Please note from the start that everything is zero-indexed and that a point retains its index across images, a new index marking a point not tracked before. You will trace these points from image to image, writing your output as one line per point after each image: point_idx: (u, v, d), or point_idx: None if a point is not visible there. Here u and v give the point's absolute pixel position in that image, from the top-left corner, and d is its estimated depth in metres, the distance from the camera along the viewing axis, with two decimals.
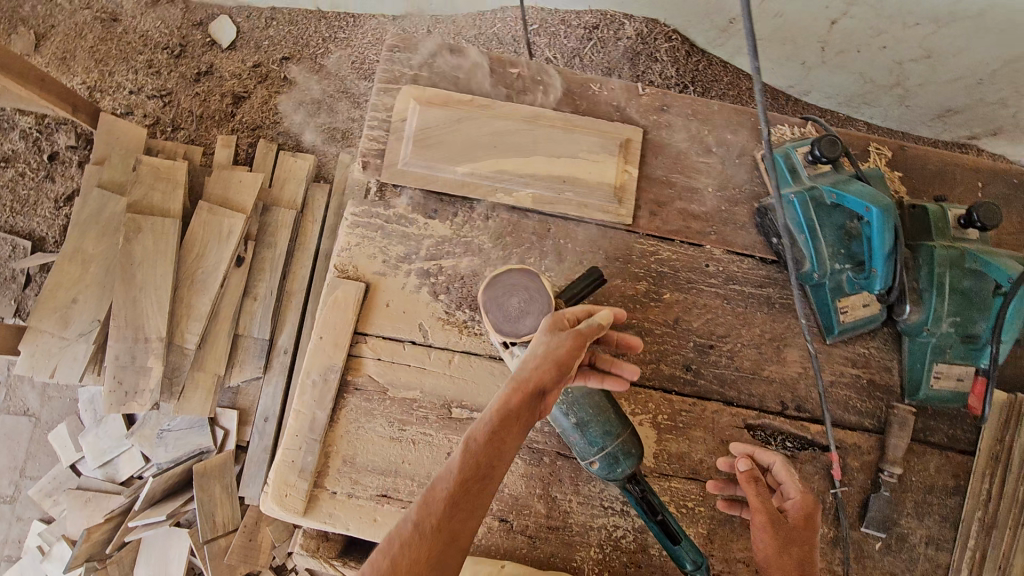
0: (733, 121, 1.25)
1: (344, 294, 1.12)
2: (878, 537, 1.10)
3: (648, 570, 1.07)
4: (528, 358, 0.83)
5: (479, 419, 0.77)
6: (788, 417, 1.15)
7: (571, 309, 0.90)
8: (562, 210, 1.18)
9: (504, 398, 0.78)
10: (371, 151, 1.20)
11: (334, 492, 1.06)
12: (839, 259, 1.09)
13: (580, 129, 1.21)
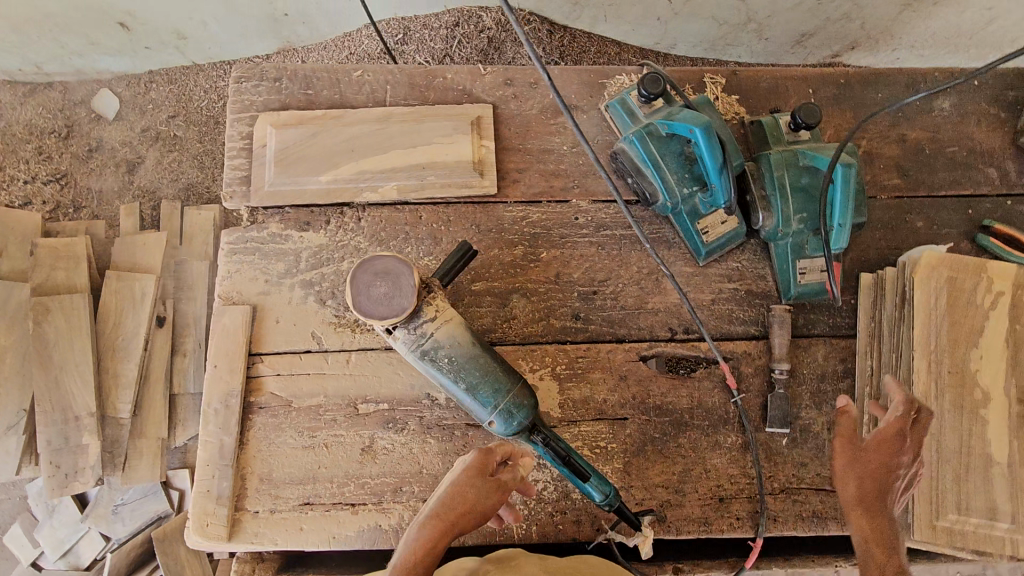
0: (575, 80, 1.32)
1: (232, 319, 1.14)
2: (783, 433, 1.16)
3: (573, 514, 1.10)
4: (457, 501, 0.90)
5: (403, 556, 0.85)
6: (678, 341, 1.20)
7: (503, 449, 0.97)
8: (428, 195, 1.23)
9: (431, 541, 0.86)
10: (235, 180, 1.23)
11: (256, 512, 1.08)
12: (686, 184, 1.16)
13: (431, 117, 1.26)
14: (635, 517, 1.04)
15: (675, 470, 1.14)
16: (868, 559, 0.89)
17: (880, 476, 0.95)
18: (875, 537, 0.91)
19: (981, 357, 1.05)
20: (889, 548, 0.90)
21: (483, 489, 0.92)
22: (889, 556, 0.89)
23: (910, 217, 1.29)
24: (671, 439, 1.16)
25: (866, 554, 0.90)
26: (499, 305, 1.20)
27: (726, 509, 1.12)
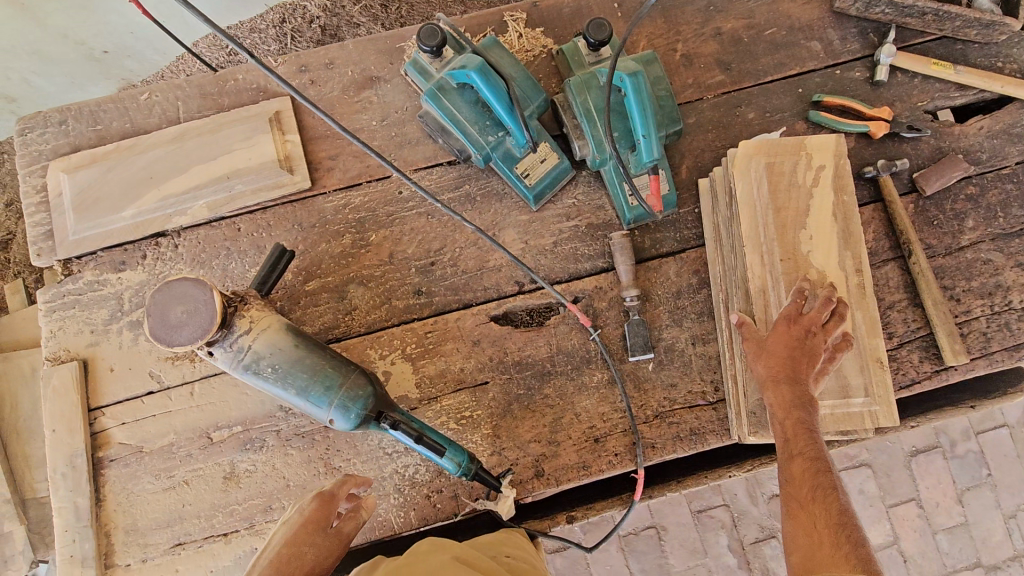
0: (371, 51, 1.26)
1: (61, 378, 1.10)
2: (649, 358, 1.13)
3: (449, 491, 1.08)
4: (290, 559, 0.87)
5: None
6: (527, 292, 1.17)
7: (340, 494, 0.95)
8: (241, 205, 1.19)
9: None
10: (39, 236, 1.18)
11: (127, 564, 1.06)
12: (489, 131, 1.12)
13: (226, 125, 1.20)
14: (495, 480, 1.03)
15: (546, 422, 1.11)
16: (777, 422, 0.95)
17: (790, 361, 0.95)
18: (781, 401, 0.95)
19: (811, 237, 1.06)
20: (794, 410, 0.94)
21: (325, 545, 0.89)
22: (792, 416, 0.94)
23: (740, 110, 1.26)
24: (535, 392, 1.12)
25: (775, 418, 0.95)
26: (337, 299, 1.16)
27: (603, 448, 1.10)
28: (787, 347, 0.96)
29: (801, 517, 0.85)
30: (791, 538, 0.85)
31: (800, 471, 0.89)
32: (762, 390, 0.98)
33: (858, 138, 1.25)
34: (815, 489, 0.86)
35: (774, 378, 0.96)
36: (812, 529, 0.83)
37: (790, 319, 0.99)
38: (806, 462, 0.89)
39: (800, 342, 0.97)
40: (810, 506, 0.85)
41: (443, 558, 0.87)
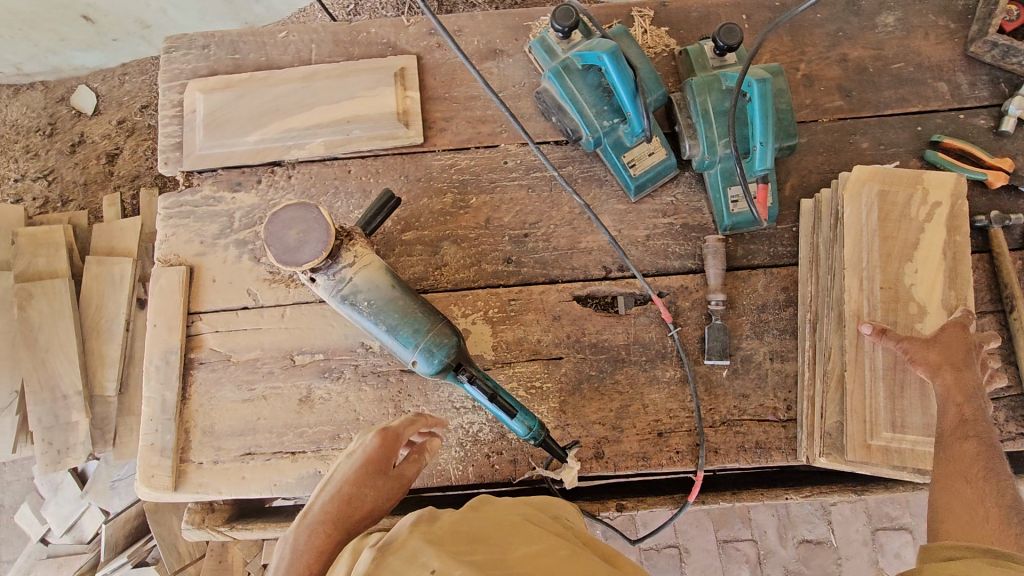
0: (499, 24, 1.31)
1: (168, 279, 1.18)
2: (724, 365, 1.13)
3: (509, 454, 1.11)
4: (352, 494, 0.89)
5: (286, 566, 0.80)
6: (613, 279, 1.19)
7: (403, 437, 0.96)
8: (355, 149, 1.25)
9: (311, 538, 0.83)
10: (168, 146, 1.27)
11: (200, 463, 1.12)
12: (606, 116, 1.14)
13: (355, 72, 1.27)
14: (561, 450, 1.05)
15: (612, 407, 1.12)
16: (949, 405, 0.94)
17: (966, 355, 0.96)
18: (958, 387, 0.94)
19: (916, 270, 1.04)
20: (972, 397, 0.93)
21: (383, 490, 0.91)
22: (969, 403, 0.93)
23: (854, 138, 1.25)
24: (607, 376, 1.14)
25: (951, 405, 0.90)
26: (430, 254, 1.20)
27: (665, 443, 1.10)
28: (962, 345, 0.97)
29: (956, 504, 0.85)
30: (949, 509, 0.85)
31: (970, 452, 0.89)
32: (939, 374, 0.95)
33: (972, 185, 1.22)
34: (985, 471, 0.86)
35: (954, 366, 0.94)
36: (979, 504, 0.84)
37: (962, 324, 0.99)
38: (980, 444, 0.89)
39: (973, 346, 0.97)
40: (975, 484, 0.86)
41: (505, 515, 0.87)
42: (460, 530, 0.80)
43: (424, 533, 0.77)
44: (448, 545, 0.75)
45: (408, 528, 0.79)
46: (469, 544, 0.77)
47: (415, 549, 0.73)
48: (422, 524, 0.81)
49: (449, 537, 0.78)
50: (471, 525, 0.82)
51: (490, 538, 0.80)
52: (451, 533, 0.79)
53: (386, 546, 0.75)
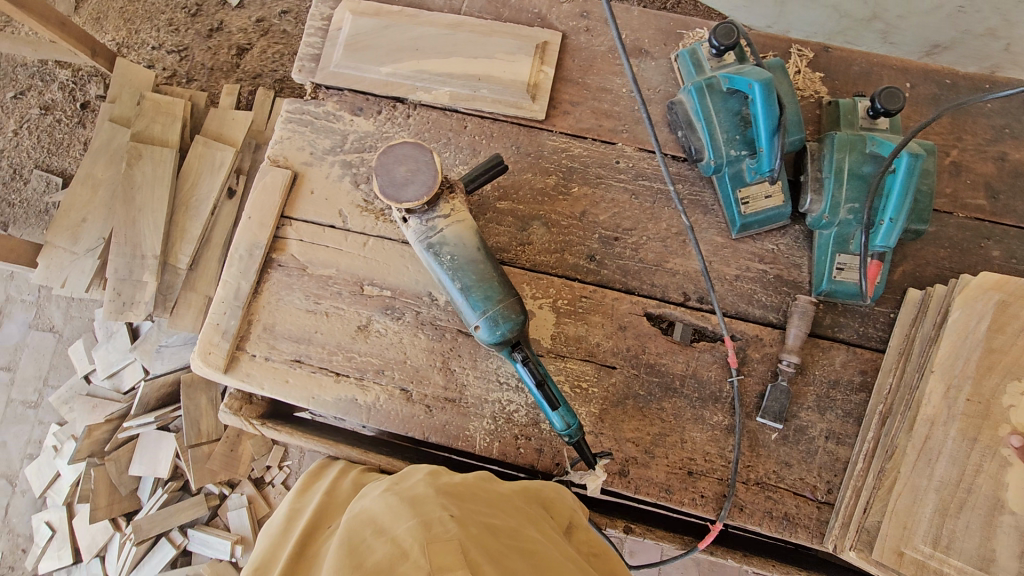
0: (652, 25, 1.28)
1: (272, 179, 1.23)
2: (775, 428, 1.08)
3: (537, 443, 1.11)
4: None
5: None
6: (688, 308, 1.16)
7: None
8: (477, 107, 1.26)
9: None
10: (307, 55, 1.31)
11: (252, 354, 1.17)
12: (735, 145, 1.10)
13: (499, 34, 1.28)
14: (592, 457, 1.03)
15: (650, 431, 1.10)
16: None
17: None
18: None
19: None
20: None
21: None
22: None
23: (986, 242, 1.16)
24: (653, 400, 1.12)
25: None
26: (518, 228, 1.21)
27: (692, 484, 1.07)
28: None
29: None
30: None
31: None
32: None
33: None
34: None
35: None
36: None
37: None
38: None
39: None
40: None
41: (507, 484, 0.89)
42: (475, 486, 0.82)
43: (436, 482, 0.80)
44: (461, 497, 0.77)
45: (422, 476, 0.83)
46: (481, 501, 0.79)
47: (427, 494, 0.76)
48: (437, 473, 0.84)
49: (462, 488, 0.80)
50: (484, 484, 0.84)
51: (499, 499, 0.82)
52: (467, 485, 0.81)
53: (400, 489, 0.79)
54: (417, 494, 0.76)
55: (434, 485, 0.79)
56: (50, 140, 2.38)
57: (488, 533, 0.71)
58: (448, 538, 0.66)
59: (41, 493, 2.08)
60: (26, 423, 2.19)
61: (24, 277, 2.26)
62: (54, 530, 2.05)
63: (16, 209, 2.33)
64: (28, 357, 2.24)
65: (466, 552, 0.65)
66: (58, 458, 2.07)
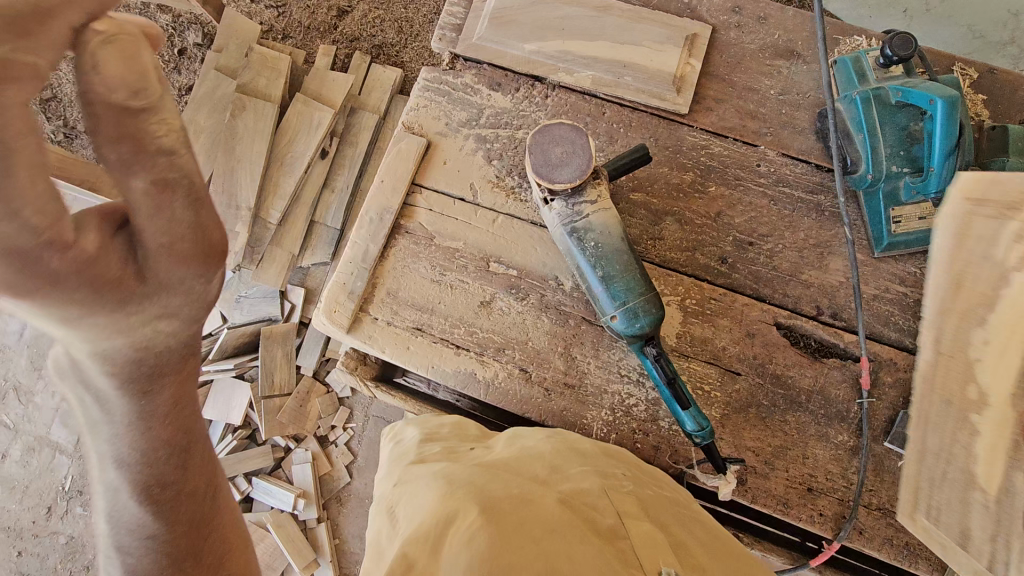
0: (807, 27, 1.23)
1: (407, 146, 1.22)
2: (902, 455, 1.07)
3: (654, 440, 1.11)
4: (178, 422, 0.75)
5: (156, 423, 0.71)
6: (821, 322, 1.14)
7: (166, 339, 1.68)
8: (618, 94, 1.23)
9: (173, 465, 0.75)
10: (448, 24, 1.28)
11: (375, 318, 1.18)
12: (897, 162, 1.06)
13: (647, 21, 1.23)
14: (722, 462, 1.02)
15: (771, 442, 1.10)
16: None
17: None
18: None
19: None
20: None
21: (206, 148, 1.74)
22: None
23: None
24: (777, 411, 1.11)
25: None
26: (650, 222, 1.19)
27: (811, 501, 1.07)
28: None
29: None
30: None
31: None
32: None
33: None
34: None
35: None
36: None
37: None
38: None
39: None
40: None
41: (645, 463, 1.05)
42: (628, 454, 1.01)
43: (598, 444, 1.00)
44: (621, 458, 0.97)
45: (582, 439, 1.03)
46: (639, 467, 0.98)
47: (593, 452, 0.96)
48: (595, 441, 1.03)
49: (620, 453, 1.00)
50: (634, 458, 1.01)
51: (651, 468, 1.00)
52: (623, 453, 1.00)
53: (567, 440, 0.99)
54: (583, 447, 0.97)
55: (596, 443, 1.00)
56: None
57: (652, 492, 0.88)
58: (626, 489, 0.84)
59: None
60: None
61: None
62: None
63: None
64: None
65: (640, 505, 0.82)
66: None
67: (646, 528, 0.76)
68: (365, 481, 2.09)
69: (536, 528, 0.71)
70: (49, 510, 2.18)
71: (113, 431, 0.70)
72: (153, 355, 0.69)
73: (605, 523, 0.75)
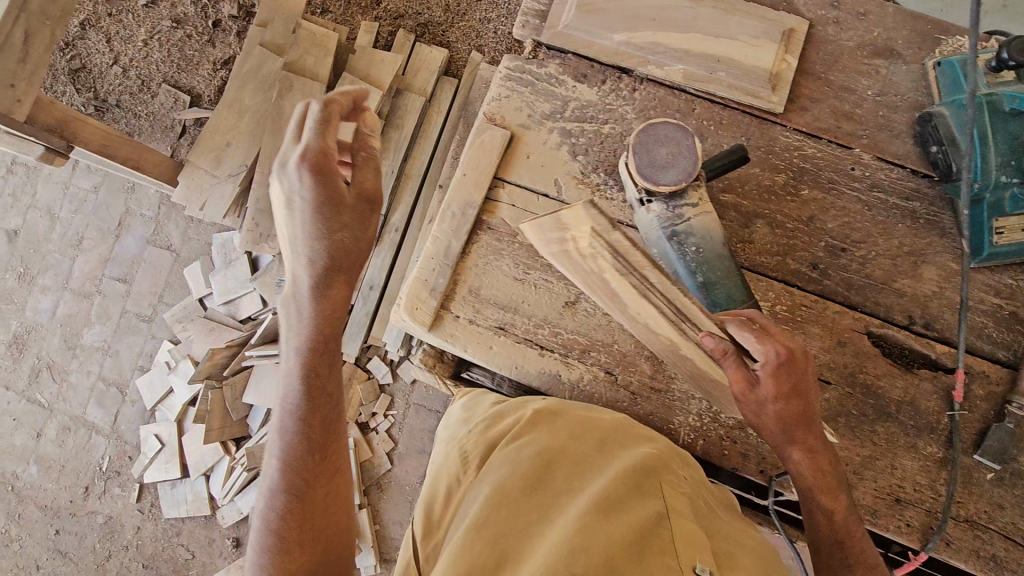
0: (907, 25, 1.19)
1: (490, 138, 1.18)
2: (992, 468, 1.07)
3: (742, 447, 1.11)
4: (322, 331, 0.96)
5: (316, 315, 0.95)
6: (913, 332, 1.12)
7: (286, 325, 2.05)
8: (710, 90, 1.18)
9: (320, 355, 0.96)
10: (532, 11, 1.23)
11: (457, 316, 1.16)
12: (1007, 171, 1.03)
13: (742, 13, 1.18)
14: (819, 474, 1.02)
15: (861, 452, 1.10)
16: None
17: None
18: None
19: None
20: None
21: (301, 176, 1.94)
22: None
23: None
24: (866, 420, 1.11)
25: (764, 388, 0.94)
26: (741, 224, 1.16)
27: (899, 511, 1.08)
28: None
29: None
30: None
31: None
32: None
33: None
34: None
35: None
36: None
37: None
38: None
39: None
40: None
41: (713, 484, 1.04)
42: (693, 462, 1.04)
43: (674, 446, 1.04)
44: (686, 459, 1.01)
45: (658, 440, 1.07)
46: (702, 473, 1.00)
47: (663, 446, 1.00)
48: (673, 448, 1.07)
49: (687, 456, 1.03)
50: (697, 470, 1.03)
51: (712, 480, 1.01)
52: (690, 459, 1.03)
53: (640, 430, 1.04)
54: (654, 439, 1.01)
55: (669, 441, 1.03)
56: (179, 55, 2.29)
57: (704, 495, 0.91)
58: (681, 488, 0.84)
59: (152, 405, 2.15)
60: (138, 335, 2.23)
61: (145, 191, 2.25)
62: (163, 444, 2.13)
63: (142, 121, 2.30)
64: (143, 273, 2.24)
65: (692, 506, 0.83)
66: (172, 375, 2.13)
67: (690, 527, 0.78)
68: (406, 469, 2.10)
69: (566, 514, 0.76)
70: (86, 490, 2.19)
71: (298, 318, 0.96)
72: (326, 261, 0.95)
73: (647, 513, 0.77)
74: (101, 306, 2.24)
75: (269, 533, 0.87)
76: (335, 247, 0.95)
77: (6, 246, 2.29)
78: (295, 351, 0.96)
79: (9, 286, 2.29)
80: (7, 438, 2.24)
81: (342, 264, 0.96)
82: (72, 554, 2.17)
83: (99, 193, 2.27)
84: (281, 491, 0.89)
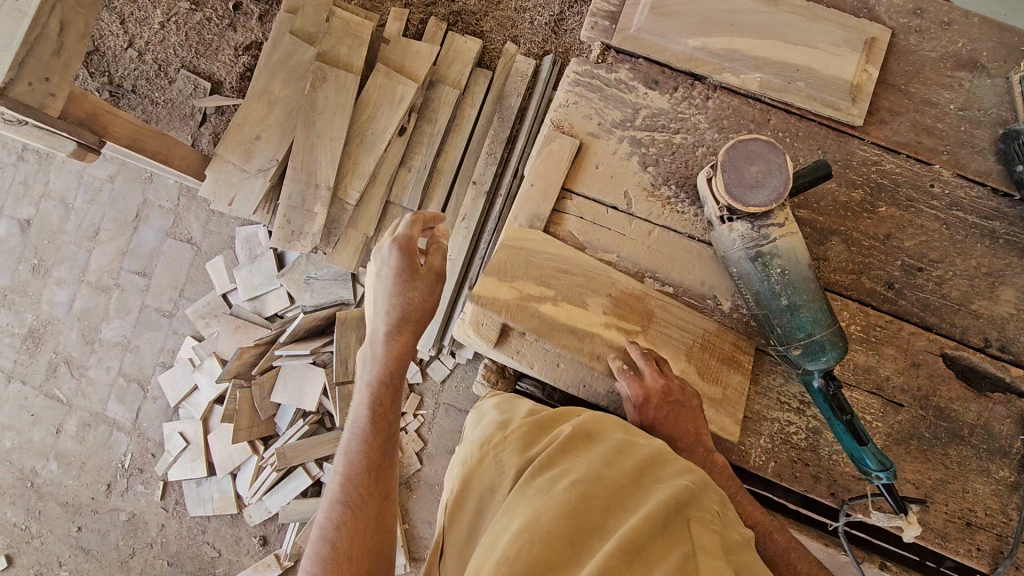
0: (992, 36, 1.15)
1: (560, 147, 1.13)
2: None
3: (814, 469, 1.10)
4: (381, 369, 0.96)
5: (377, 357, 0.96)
6: (987, 354, 1.11)
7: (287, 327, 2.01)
8: (787, 101, 1.13)
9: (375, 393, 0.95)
10: (602, 12, 1.17)
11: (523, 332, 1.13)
12: None
13: (822, 20, 1.12)
14: (900, 501, 1.00)
15: (932, 475, 1.10)
16: None
17: None
18: None
19: None
20: None
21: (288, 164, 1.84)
22: None
23: None
24: (938, 444, 1.10)
25: (702, 349, 1.09)
26: (816, 240, 1.13)
27: (970, 535, 1.08)
28: None
29: None
30: None
31: None
32: None
33: None
34: None
35: None
36: None
37: None
38: None
39: None
40: None
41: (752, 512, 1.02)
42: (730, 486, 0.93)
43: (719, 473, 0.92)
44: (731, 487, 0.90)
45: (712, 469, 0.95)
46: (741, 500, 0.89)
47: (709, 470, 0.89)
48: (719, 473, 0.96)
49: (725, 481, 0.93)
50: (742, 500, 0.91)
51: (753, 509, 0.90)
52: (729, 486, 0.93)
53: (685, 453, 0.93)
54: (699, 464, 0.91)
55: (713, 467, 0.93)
56: (198, 40, 2.16)
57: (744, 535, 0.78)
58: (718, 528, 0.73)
59: (176, 403, 2.11)
60: (158, 331, 2.17)
61: (163, 181, 2.16)
62: (187, 442, 2.10)
63: (160, 108, 2.19)
64: (163, 266, 2.17)
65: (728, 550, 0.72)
66: (196, 373, 2.08)
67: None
68: (436, 468, 2.08)
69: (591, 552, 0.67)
70: (108, 487, 2.15)
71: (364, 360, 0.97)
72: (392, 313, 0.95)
73: (676, 555, 0.66)
74: (119, 300, 2.18)
75: (325, 542, 0.84)
76: (408, 302, 0.95)
77: (19, 236, 2.21)
78: (365, 387, 0.96)
79: (22, 277, 2.21)
80: (25, 433, 2.19)
81: (411, 318, 0.95)
82: (94, 551, 2.14)
83: (116, 182, 2.18)
84: (338, 501, 0.87)
